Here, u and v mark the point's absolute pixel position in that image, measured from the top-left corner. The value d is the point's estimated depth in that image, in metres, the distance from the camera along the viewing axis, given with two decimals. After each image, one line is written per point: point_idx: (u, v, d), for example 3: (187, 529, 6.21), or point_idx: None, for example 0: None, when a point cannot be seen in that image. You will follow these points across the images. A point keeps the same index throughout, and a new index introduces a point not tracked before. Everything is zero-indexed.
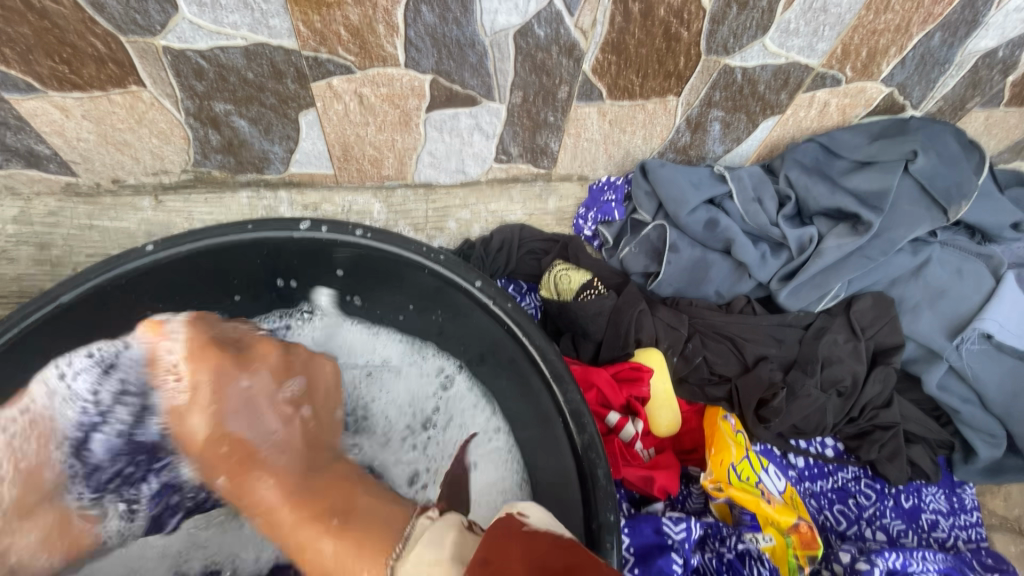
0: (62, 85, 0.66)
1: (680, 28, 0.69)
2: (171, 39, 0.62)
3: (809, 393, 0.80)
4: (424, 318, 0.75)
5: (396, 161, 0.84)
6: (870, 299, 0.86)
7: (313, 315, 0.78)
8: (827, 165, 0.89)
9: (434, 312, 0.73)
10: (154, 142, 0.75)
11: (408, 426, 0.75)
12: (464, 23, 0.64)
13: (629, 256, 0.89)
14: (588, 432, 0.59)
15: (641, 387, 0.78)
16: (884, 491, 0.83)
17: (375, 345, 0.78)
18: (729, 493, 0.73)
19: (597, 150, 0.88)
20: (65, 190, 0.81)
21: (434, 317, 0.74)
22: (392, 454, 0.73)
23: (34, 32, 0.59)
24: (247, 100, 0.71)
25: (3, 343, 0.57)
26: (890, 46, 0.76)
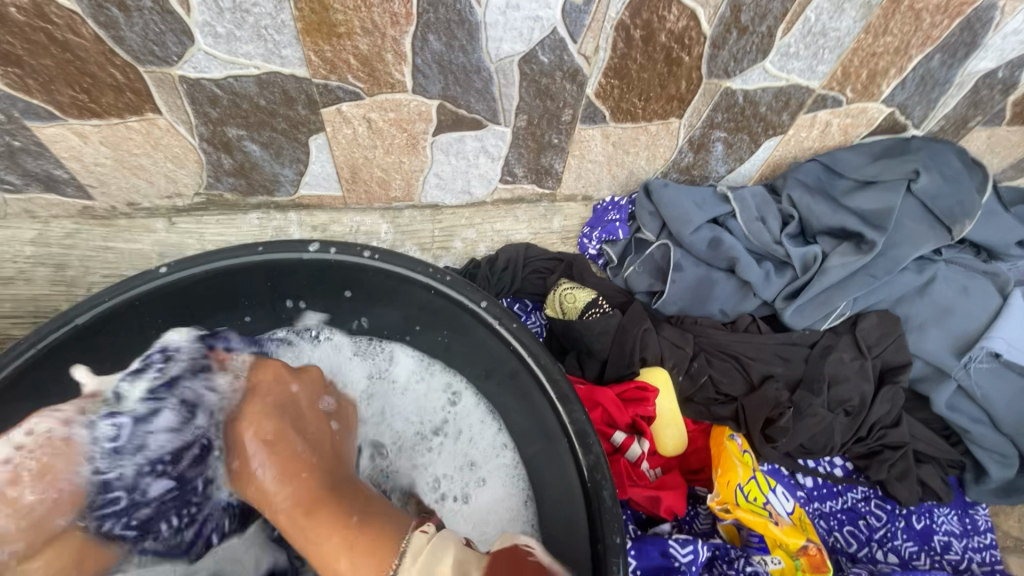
0: (82, 112, 0.68)
1: (681, 52, 0.70)
2: (186, 69, 0.64)
3: (816, 413, 0.79)
4: (429, 337, 0.76)
5: (403, 182, 0.86)
6: (876, 316, 0.86)
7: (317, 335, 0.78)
8: (830, 184, 0.90)
9: (439, 331, 0.74)
10: (169, 166, 0.77)
11: (416, 434, 0.73)
12: (470, 50, 0.66)
13: (633, 275, 0.90)
14: (593, 453, 0.59)
15: (646, 407, 0.77)
16: (895, 512, 0.82)
17: (380, 362, 0.77)
18: (737, 515, 0.71)
19: (601, 171, 0.89)
20: (82, 213, 0.83)
21: (439, 335, 0.74)
22: (408, 462, 0.71)
23: (56, 63, 0.61)
24: (259, 125, 0.73)
25: (22, 363, 0.59)
26: (890, 67, 0.77)
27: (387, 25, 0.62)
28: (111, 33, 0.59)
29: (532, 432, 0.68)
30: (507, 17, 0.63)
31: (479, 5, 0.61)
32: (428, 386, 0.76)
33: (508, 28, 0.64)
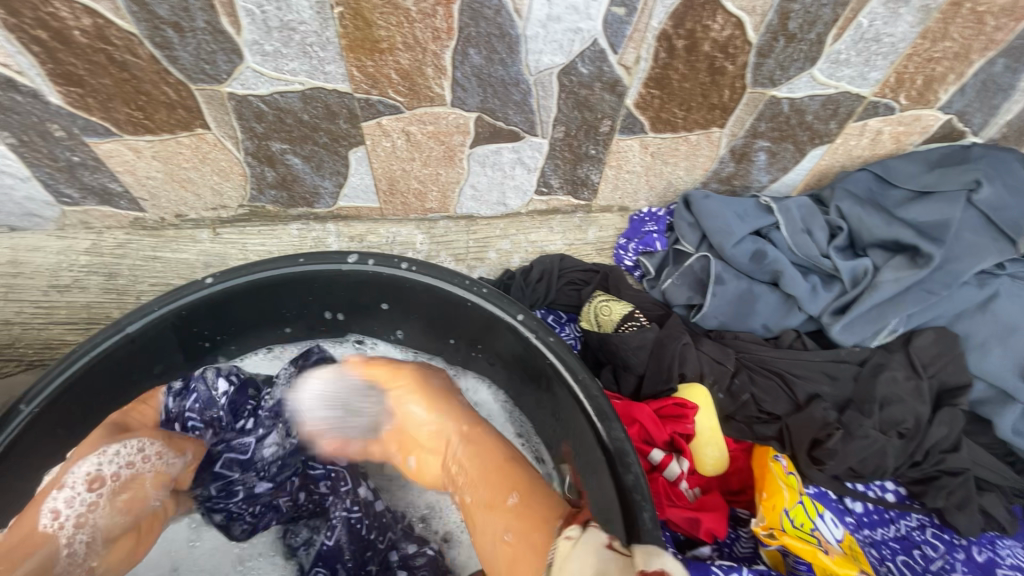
0: (136, 129, 0.71)
1: (725, 61, 0.68)
2: (235, 86, 0.66)
3: (867, 435, 0.75)
4: (465, 351, 0.76)
5: (439, 194, 0.86)
6: (932, 334, 0.82)
7: (359, 345, 0.80)
8: (881, 196, 0.86)
9: (475, 345, 0.74)
10: (215, 179, 0.80)
11: None
12: (510, 63, 0.66)
13: (671, 288, 0.87)
14: (633, 473, 0.57)
15: (686, 424, 0.75)
16: (954, 542, 0.77)
17: None
18: (782, 541, 0.68)
19: (639, 181, 0.88)
20: (134, 224, 0.87)
21: (476, 349, 0.74)
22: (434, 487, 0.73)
23: (114, 82, 0.64)
24: (302, 139, 0.75)
25: (77, 370, 0.61)
26: (948, 73, 0.73)
27: (428, 40, 0.62)
28: (165, 53, 0.61)
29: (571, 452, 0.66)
30: (548, 29, 0.62)
31: (520, 18, 0.61)
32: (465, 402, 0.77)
33: (549, 40, 0.64)
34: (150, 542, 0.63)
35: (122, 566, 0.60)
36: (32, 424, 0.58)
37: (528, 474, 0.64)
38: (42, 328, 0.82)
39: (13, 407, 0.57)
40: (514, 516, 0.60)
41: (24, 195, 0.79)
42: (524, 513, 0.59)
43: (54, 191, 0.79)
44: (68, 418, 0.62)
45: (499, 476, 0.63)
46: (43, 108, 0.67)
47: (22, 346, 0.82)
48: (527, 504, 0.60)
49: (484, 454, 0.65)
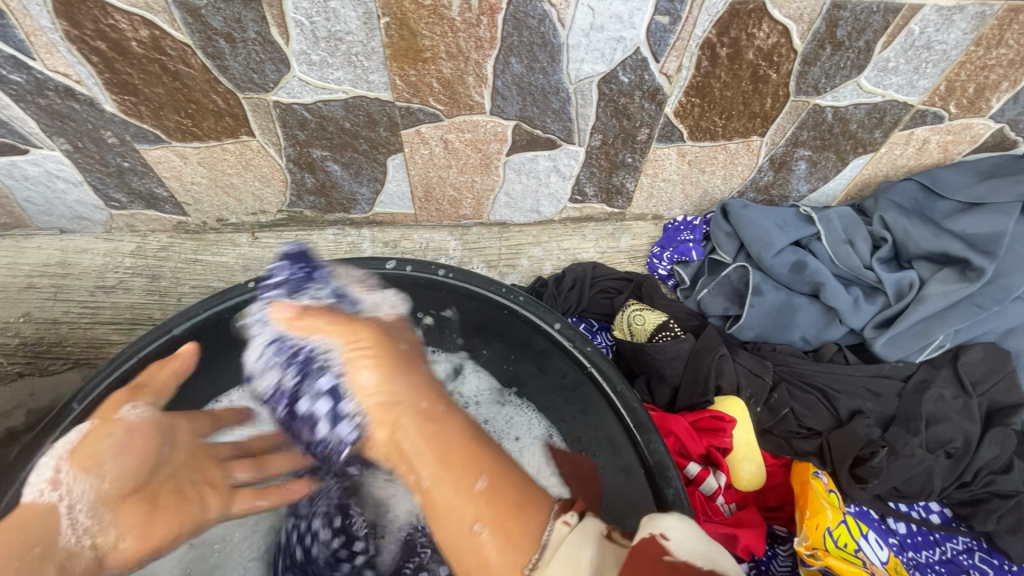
0: (184, 136, 0.73)
1: (768, 70, 0.67)
2: (281, 95, 0.67)
3: (913, 453, 0.73)
4: (494, 355, 0.76)
5: (474, 202, 0.87)
6: (981, 350, 0.79)
7: None
8: (928, 207, 0.83)
9: (507, 350, 0.74)
10: (257, 185, 0.82)
11: None
12: (550, 72, 0.66)
13: (706, 299, 0.86)
14: (673, 487, 0.57)
15: (723, 438, 0.74)
16: (1005, 568, 0.74)
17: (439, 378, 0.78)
18: (827, 561, 0.66)
19: (675, 190, 0.87)
20: (177, 228, 0.89)
21: (507, 354, 0.74)
22: None
23: (166, 91, 0.66)
24: (342, 146, 0.76)
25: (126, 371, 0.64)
26: (1001, 80, 0.71)
27: (471, 49, 0.63)
28: (216, 62, 0.62)
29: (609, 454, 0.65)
30: (590, 38, 0.62)
31: (564, 27, 0.61)
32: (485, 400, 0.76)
33: (591, 49, 0.63)
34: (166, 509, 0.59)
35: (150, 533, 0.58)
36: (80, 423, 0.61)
37: (496, 453, 0.54)
38: (89, 327, 0.84)
39: (66, 406, 0.61)
40: (484, 502, 0.49)
41: (75, 199, 0.82)
42: (496, 499, 0.50)
43: (104, 196, 0.82)
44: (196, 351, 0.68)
45: (462, 454, 0.53)
46: (98, 116, 0.69)
47: (69, 345, 0.83)
48: (501, 489, 0.50)
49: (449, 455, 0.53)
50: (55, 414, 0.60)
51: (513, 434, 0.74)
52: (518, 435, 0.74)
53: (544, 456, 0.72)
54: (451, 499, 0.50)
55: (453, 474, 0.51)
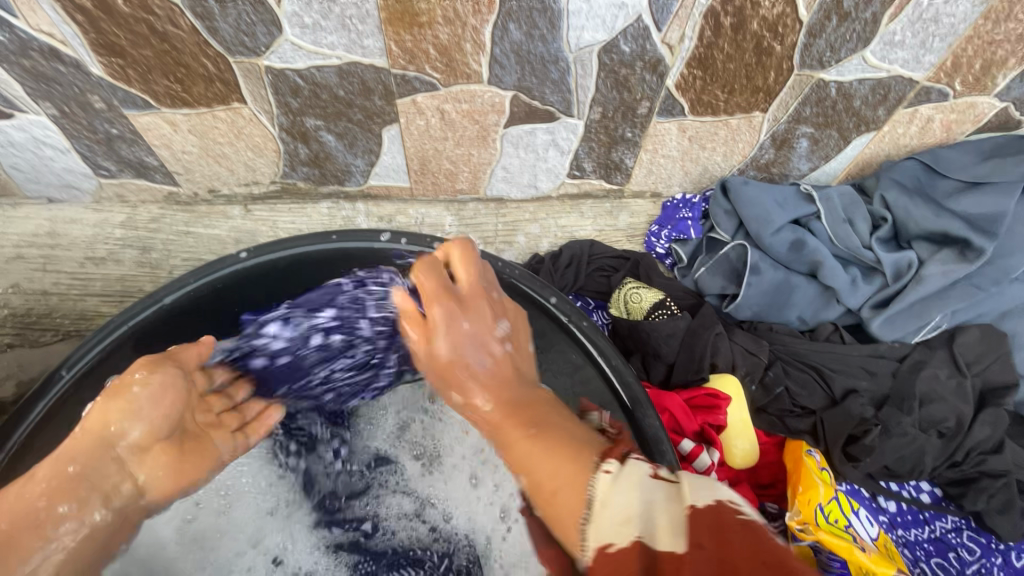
0: (174, 102, 0.71)
1: (773, 41, 0.66)
2: (273, 60, 0.65)
3: (906, 432, 0.74)
4: None
5: (471, 175, 0.85)
6: (977, 332, 0.78)
7: None
8: (930, 186, 0.82)
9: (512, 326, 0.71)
10: (249, 155, 0.80)
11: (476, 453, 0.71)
12: (550, 40, 0.64)
13: (704, 277, 0.86)
14: (666, 461, 0.57)
15: (717, 415, 0.74)
16: (991, 546, 0.74)
17: None
18: (819, 537, 0.66)
19: (674, 167, 0.86)
20: (168, 199, 0.87)
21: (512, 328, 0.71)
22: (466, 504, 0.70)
23: (155, 54, 0.64)
24: (336, 115, 0.74)
25: (112, 339, 0.63)
26: (1008, 57, 0.70)
27: (468, 14, 0.61)
28: (205, 24, 0.61)
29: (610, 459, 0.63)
30: (592, 4, 0.60)
31: None
32: None
33: (592, 16, 0.62)
34: (194, 463, 0.60)
35: (167, 483, 0.58)
36: (70, 391, 0.61)
37: (561, 414, 0.53)
38: (79, 299, 0.83)
39: (55, 371, 0.60)
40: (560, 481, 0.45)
41: (63, 166, 0.80)
42: (547, 439, 0.49)
43: (93, 164, 0.80)
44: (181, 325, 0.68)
45: (525, 412, 0.53)
46: (85, 80, 0.67)
47: (59, 316, 0.82)
48: (548, 436, 0.49)
49: (519, 399, 0.54)
50: (43, 380, 0.60)
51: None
52: None
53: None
54: (511, 444, 0.51)
55: (547, 412, 0.53)
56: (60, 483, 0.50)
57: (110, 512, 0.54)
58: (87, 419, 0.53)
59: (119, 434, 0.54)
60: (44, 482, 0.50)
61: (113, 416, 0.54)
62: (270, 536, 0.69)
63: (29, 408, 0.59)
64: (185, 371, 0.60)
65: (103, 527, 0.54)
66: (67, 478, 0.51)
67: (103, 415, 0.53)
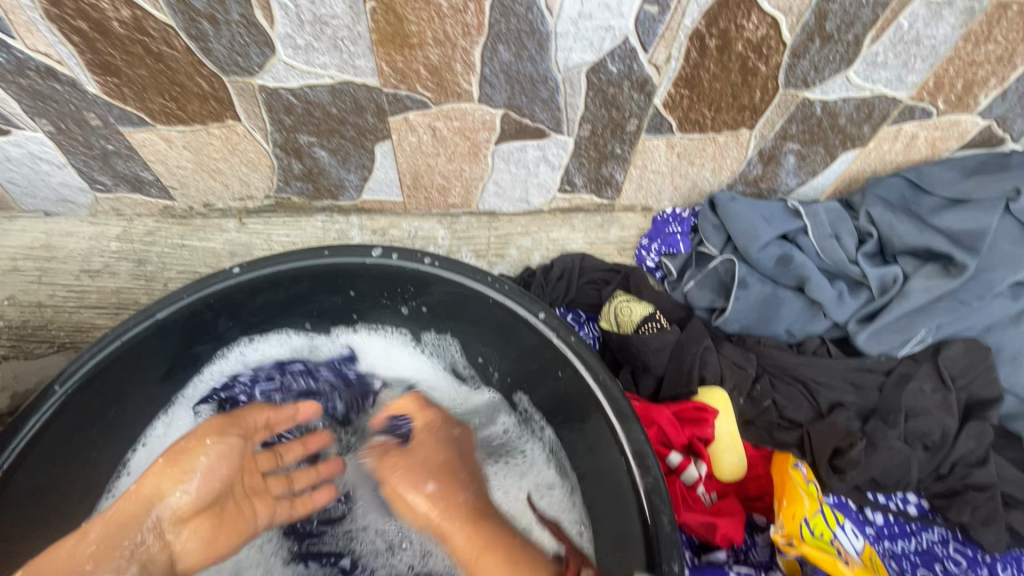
0: (169, 119, 0.72)
1: (757, 62, 0.67)
2: (266, 79, 0.66)
3: (891, 446, 0.75)
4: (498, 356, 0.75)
5: (463, 189, 0.86)
6: (962, 346, 0.79)
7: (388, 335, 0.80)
8: (915, 202, 0.84)
9: (504, 349, 0.74)
10: (243, 170, 0.81)
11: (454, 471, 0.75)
12: (539, 60, 0.65)
13: (693, 290, 0.87)
14: (652, 476, 0.58)
15: (705, 428, 0.75)
16: (978, 558, 0.75)
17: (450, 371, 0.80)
18: (802, 550, 0.67)
19: (664, 181, 0.87)
20: (163, 212, 0.88)
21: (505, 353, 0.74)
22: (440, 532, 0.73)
23: (150, 73, 0.65)
24: (329, 132, 0.75)
25: (106, 355, 0.63)
26: (989, 77, 0.71)
27: (458, 36, 0.62)
28: (200, 45, 0.62)
29: (600, 482, 0.65)
30: (579, 27, 0.62)
31: (551, 15, 0.60)
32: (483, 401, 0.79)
33: (579, 38, 0.63)
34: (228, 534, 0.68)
35: (201, 548, 0.66)
36: (61, 408, 0.61)
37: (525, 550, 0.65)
38: (73, 312, 0.84)
39: (49, 387, 0.60)
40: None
41: (59, 181, 0.81)
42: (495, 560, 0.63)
43: (89, 178, 0.81)
44: (173, 338, 0.69)
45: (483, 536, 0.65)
46: (81, 97, 0.68)
47: (55, 328, 0.83)
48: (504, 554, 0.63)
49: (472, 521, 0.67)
50: (36, 395, 0.59)
51: (525, 480, 0.74)
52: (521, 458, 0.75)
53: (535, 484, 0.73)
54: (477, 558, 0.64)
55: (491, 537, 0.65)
56: (105, 547, 0.59)
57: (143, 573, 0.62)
58: (140, 485, 0.63)
59: (167, 497, 0.64)
60: (95, 543, 0.59)
61: (170, 476, 0.64)
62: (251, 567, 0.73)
63: (22, 424, 0.58)
64: (244, 438, 0.71)
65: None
66: (114, 541, 0.60)
67: (156, 482, 0.64)
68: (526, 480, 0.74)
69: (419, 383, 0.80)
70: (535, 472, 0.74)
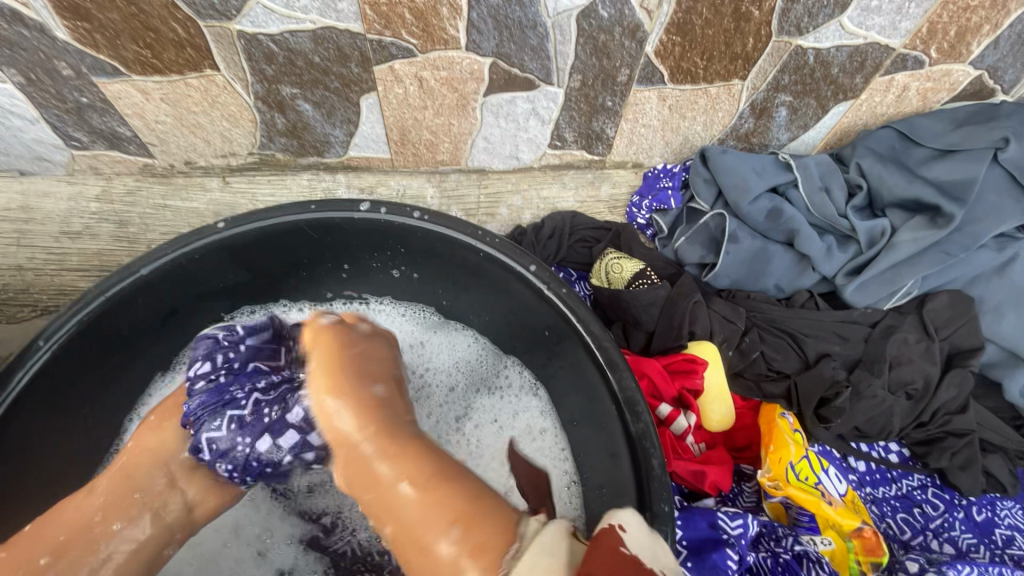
0: (144, 68, 0.69)
1: (751, 6, 0.66)
2: (245, 24, 0.64)
3: (875, 394, 0.76)
4: (491, 318, 0.77)
5: (451, 145, 0.85)
6: (947, 297, 0.81)
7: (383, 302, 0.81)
8: (904, 154, 0.84)
9: (504, 315, 0.75)
10: (225, 125, 0.79)
11: (447, 421, 0.76)
12: (527, 4, 0.64)
13: (684, 247, 0.87)
14: (642, 421, 0.59)
15: (694, 380, 0.76)
16: (954, 501, 0.77)
17: (442, 332, 0.81)
18: (788, 492, 0.70)
19: (655, 136, 0.86)
20: (143, 171, 0.86)
21: (505, 319, 0.75)
22: None
23: (121, 17, 0.62)
24: (313, 83, 0.73)
25: (91, 313, 0.62)
26: (983, 23, 0.70)
27: None
28: None
29: (592, 427, 0.66)
30: None
31: None
32: (479, 356, 0.79)
33: None
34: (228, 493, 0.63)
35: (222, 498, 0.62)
36: (48, 363, 0.60)
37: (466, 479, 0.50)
38: (55, 274, 0.83)
39: (32, 342, 0.60)
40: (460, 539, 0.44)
41: (32, 137, 0.78)
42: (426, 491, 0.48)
43: (63, 134, 0.78)
44: (159, 300, 0.68)
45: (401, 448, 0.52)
46: (50, 45, 0.65)
47: (37, 292, 0.83)
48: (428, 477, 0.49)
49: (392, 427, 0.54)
50: (21, 350, 0.59)
51: (517, 418, 0.75)
52: (517, 411, 0.75)
53: (527, 424, 0.74)
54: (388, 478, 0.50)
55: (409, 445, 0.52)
56: (116, 498, 0.55)
57: (157, 526, 0.57)
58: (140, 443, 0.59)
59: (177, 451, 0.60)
60: (104, 496, 0.55)
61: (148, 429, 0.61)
62: (250, 526, 0.68)
63: (8, 379, 0.58)
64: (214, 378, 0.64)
65: (152, 540, 0.57)
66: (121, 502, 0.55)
67: (156, 436, 0.60)
68: (515, 418, 0.75)
69: (421, 342, 0.80)
70: (526, 413, 0.75)
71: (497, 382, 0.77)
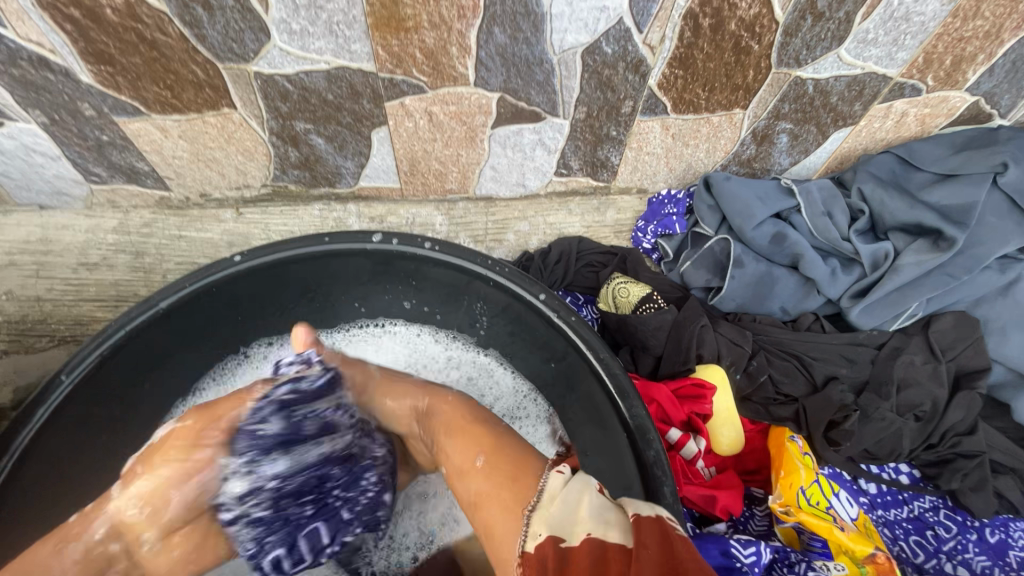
0: (164, 108, 0.72)
1: (751, 41, 0.68)
2: (261, 65, 0.66)
3: (883, 417, 0.77)
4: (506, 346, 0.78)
5: (459, 175, 0.87)
6: (952, 319, 0.82)
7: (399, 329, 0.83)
8: (904, 178, 0.86)
9: (518, 345, 0.76)
10: (240, 159, 0.81)
11: None
12: (533, 42, 0.66)
13: (689, 270, 0.88)
14: (654, 449, 0.59)
15: (703, 404, 0.76)
16: (967, 523, 0.77)
17: (460, 352, 0.82)
18: (799, 517, 0.70)
19: (659, 163, 0.88)
20: (159, 203, 0.88)
21: (519, 348, 0.77)
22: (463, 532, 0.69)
23: (144, 61, 0.65)
24: (326, 119, 0.75)
25: (115, 346, 0.64)
26: (978, 53, 0.72)
27: (453, 18, 0.62)
28: (194, 31, 0.61)
29: (605, 461, 0.66)
30: (573, 8, 0.62)
31: None
32: (498, 378, 0.80)
33: (574, 19, 0.63)
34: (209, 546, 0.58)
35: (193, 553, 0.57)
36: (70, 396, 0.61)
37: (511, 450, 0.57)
38: (72, 305, 0.84)
39: (54, 376, 0.60)
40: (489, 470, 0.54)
41: (53, 173, 0.81)
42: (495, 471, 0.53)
43: (83, 170, 0.81)
44: (179, 332, 0.70)
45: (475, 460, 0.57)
46: (74, 87, 0.68)
47: (54, 322, 0.83)
48: (495, 463, 0.54)
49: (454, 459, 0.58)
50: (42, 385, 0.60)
51: (535, 444, 0.76)
52: (535, 437, 0.77)
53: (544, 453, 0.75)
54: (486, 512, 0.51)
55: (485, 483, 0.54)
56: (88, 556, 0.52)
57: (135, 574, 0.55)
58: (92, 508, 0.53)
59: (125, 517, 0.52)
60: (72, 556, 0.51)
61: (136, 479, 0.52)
62: None
63: (30, 413, 0.59)
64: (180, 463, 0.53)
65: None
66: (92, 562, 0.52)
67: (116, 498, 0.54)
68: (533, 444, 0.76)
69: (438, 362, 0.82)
70: (543, 442, 0.76)
71: (517, 408, 0.78)
